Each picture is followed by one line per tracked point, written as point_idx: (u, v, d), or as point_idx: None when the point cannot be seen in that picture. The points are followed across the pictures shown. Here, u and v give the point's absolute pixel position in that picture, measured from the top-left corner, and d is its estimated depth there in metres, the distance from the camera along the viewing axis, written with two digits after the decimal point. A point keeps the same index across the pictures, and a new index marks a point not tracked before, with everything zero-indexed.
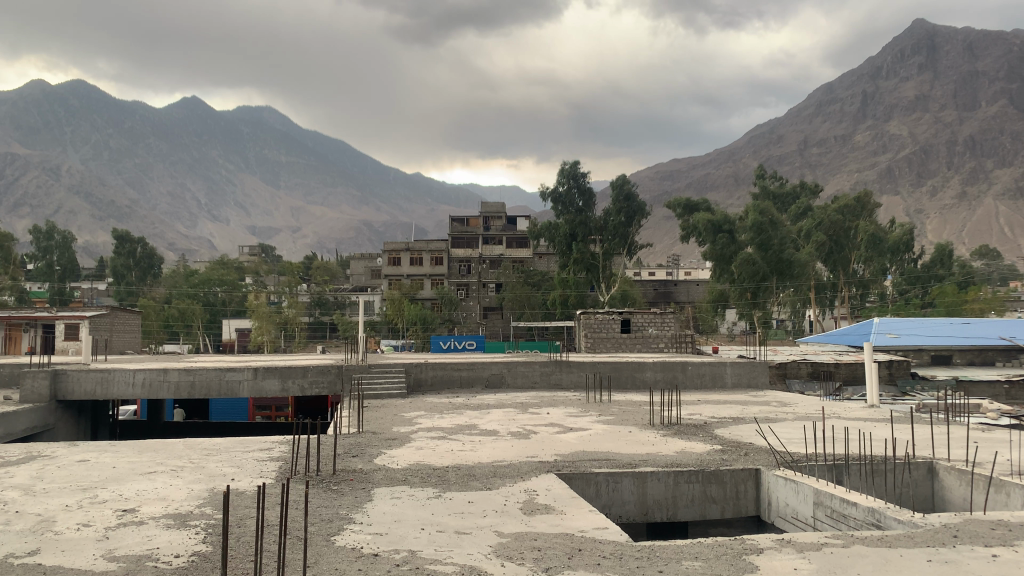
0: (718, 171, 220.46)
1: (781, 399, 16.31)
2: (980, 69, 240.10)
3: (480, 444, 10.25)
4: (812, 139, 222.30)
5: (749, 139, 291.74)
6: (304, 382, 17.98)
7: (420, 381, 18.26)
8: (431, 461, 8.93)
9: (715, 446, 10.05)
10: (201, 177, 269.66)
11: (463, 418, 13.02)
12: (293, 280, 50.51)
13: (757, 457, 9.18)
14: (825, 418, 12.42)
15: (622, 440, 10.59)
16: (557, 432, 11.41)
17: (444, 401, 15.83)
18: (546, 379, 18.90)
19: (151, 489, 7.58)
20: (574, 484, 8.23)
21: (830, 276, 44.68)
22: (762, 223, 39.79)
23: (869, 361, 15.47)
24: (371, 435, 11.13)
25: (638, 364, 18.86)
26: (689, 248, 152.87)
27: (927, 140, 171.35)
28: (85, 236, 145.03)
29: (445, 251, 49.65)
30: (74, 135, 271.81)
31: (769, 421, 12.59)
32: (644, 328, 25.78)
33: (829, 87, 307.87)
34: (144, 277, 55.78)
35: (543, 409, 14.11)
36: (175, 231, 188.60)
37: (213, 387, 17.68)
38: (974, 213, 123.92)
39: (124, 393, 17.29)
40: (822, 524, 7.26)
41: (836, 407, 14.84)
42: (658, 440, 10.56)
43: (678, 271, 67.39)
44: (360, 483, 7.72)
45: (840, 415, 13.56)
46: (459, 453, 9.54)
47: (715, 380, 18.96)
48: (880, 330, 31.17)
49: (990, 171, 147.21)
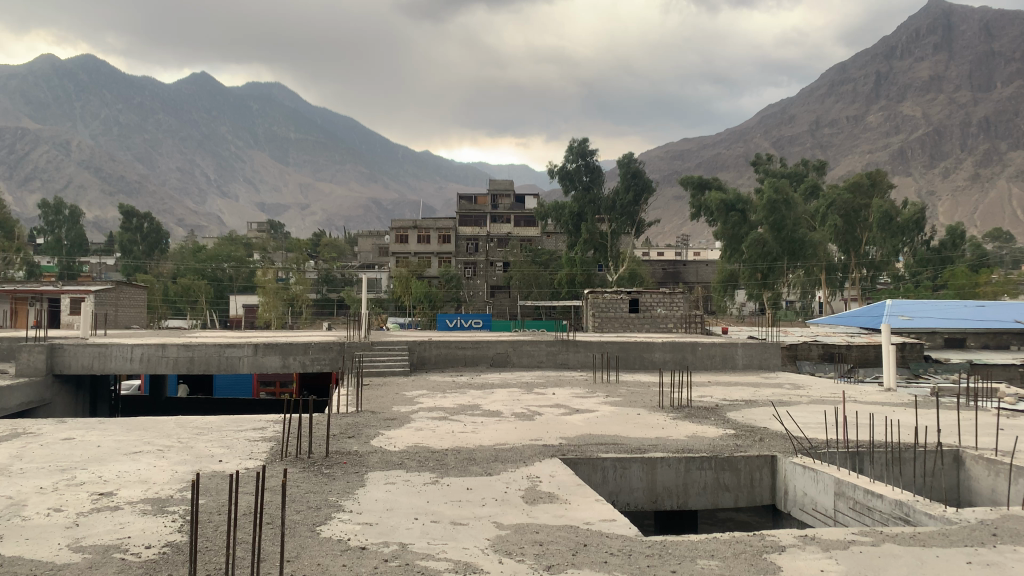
0: (728, 151, 218.61)
1: (793, 381, 15.85)
2: (995, 48, 236.46)
3: (482, 426, 9.82)
4: (824, 120, 219.87)
5: (761, 119, 289.26)
6: (305, 359, 17.61)
7: (424, 359, 17.87)
8: (429, 444, 8.49)
9: (729, 430, 9.59)
10: (210, 153, 269.26)
11: (466, 398, 12.60)
12: (299, 256, 50.18)
13: (773, 443, 8.72)
14: (840, 403, 11.91)
15: (630, 423, 10.14)
16: (562, 413, 10.99)
17: (447, 380, 15.43)
18: (552, 359, 18.44)
19: (133, 471, 7.19)
20: (579, 470, 7.82)
21: (841, 256, 43.97)
22: (777, 201, 39.12)
23: (886, 343, 14.93)
24: (371, 415, 10.72)
25: (646, 344, 18.47)
26: (698, 229, 152.13)
27: (940, 122, 169.15)
28: (95, 212, 145.20)
29: (453, 229, 49.24)
30: (83, 110, 271.42)
31: (782, 405, 12.13)
32: (653, 308, 25.37)
33: (842, 67, 304.11)
34: (151, 252, 55.49)
35: (549, 390, 13.66)
36: (184, 207, 188.57)
37: (213, 362, 17.30)
38: (986, 195, 122.58)
39: (122, 368, 16.95)
40: (844, 516, 6.83)
41: (851, 390, 14.35)
42: (667, 423, 10.11)
43: (686, 251, 66.82)
44: (353, 467, 7.31)
45: (856, 399, 13.08)
46: (460, 435, 9.09)
47: (726, 361, 18.49)
48: (892, 311, 30.59)
49: (1004, 154, 145.28)
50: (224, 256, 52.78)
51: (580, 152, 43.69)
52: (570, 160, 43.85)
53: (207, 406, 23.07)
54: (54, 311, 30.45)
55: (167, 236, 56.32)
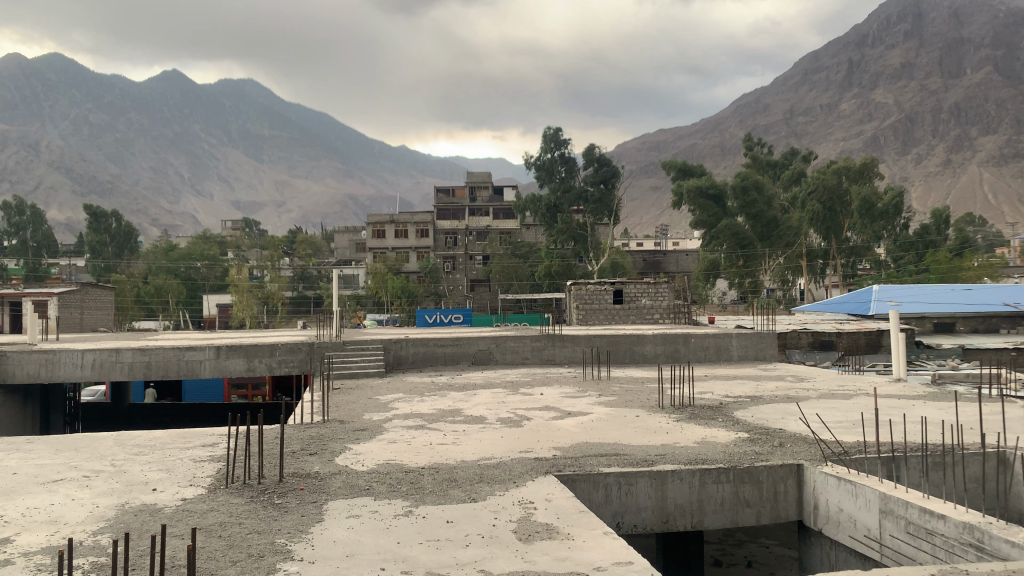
0: (705, 141, 218.65)
1: (796, 373, 14.87)
2: (966, 35, 237.98)
3: (464, 435, 8.67)
4: (798, 108, 220.49)
5: (735, 109, 290.08)
6: (272, 361, 16.29)
7: (400, 359, 16.69)
8: (402, 462, 7.32)
9: (741, 434, 8.52)
10: (182, 151, 265.35)
11: (446, 402, 11.44)
12: (274, 253, 48.70)
13: (797, 448, 7.67)
14: (857, 402, 10.87)
15: (628, 427, 9.04)
16: (553, 418, 9.86)
17: (425, 381, 14.30)
18: (537, 355, 17.34)
19: (44, 507, 5.98)
20: (579, 488, 6.73)
21: (822, 243, 43.06)
22: (747, 187, 38.78)
23: (895, 329, 13.92)
24: (338, 424, 9.54)
25: (637, 337, 17.41)
26: (677, 219, 152.33)
27: (913, 109, 170.04)
28: (66, 214, 142.46)
29: (431, 223, 47.92)
30: (52, 109, 266.49)
31: (795, 402, 11.09)
32: (638, 299, 24.33)
33: (814, 55, 305.31)
34: (121, 252, 53.69)
35: (536, 390, 12.57)
36: (159, 207, 185.78)
37: (172, 368, 16.00)
38: (959, 180, 123.53)
39: (72, 376, 15.60)
40: (895, 539, 5.86)
41: (860, 383, 13.37)
42: (671, 426, 9.03)
43: (666, 241, 66.02)
44: (311, 496, 6.14)
45: (868, 393, 12.06)
46: (441, 449, 7.94)
47: (720, 353, 17.51)
48: (880, 297, 29.85)
49: (974, 139, 146.32)
50: (197, 255, 51.14)
51: (554, 140, 42.84)
52: (545, 149, 43.02)
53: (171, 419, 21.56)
54: (16, 314, 28.84)
55: (138, 235, 54.41)
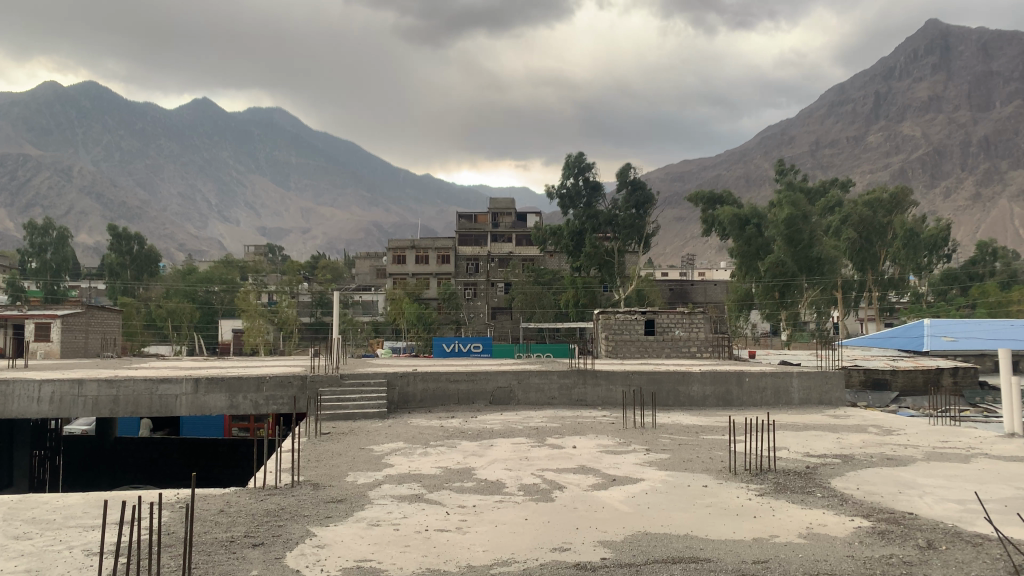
0: (731, 172, 215.70)
1: (881, 424, 12.31)
2: (995, 68, 233.40)
3: (473, 516, 6.27)
4: (824, 139, 217.38)
5: (760, 141, 287.31)
6: (258, 398, 13.93)
7: (406, 397, 14.40)
8: (381, 566, 4.97)
9: (864, 526, 6.02)
10: (208, 178, 266.87)
11: (455, 457, 9.09)
12: (291, 279, 46.58)
13: (962, 555, 5.22)
14: (982, 470, 8.37)
15: (699, 507, 6.62)
16: (591, 486, 7.43)
17: (433, 424, 11.99)
18: (566, 394, 14.99)
19: None
20: None
21: (856, 274, 39.75)
22: (794, 216, 35.47)
23: (1006, 376, 11.25)
24: (312, 491, 7.22)
25: (681, 375, 14.99)
26: (702, 249, 148.86)
27: (942, 141, 166.16)
28: (91, 237, 141.89)
29: (452, 248, 45.72)
30: (84, 134, 269.30)
31: (901, 468, 8.63)
32: (671, 330, 21.83)
33: (841, 88, 302.42)
34: (140, 275, 51.33)
35: (567, 441, 10.18)
36: (180, 231, 185.44)
37: (143, 403, 13.68)
38: (988, 215, 118.76)
39: (26, 411, 13.36)
40: None
41: (966, 439, 10.87)
42: (757, 507, 6.62)
43: (693, 271, 63.25)
44: None
45: (987, 455, 9.52)
46: (441, 540, 5.57)
47: (778, 396, 15.00)
48: (934, 331, 27.23)
49: (1005, 172, 142.09)
50: (214, 279, 49.15)
51: (576, 167, 40.73)
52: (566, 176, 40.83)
53: (147, 475, 19.04)
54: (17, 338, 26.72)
55: (159, 257, 52.16)
